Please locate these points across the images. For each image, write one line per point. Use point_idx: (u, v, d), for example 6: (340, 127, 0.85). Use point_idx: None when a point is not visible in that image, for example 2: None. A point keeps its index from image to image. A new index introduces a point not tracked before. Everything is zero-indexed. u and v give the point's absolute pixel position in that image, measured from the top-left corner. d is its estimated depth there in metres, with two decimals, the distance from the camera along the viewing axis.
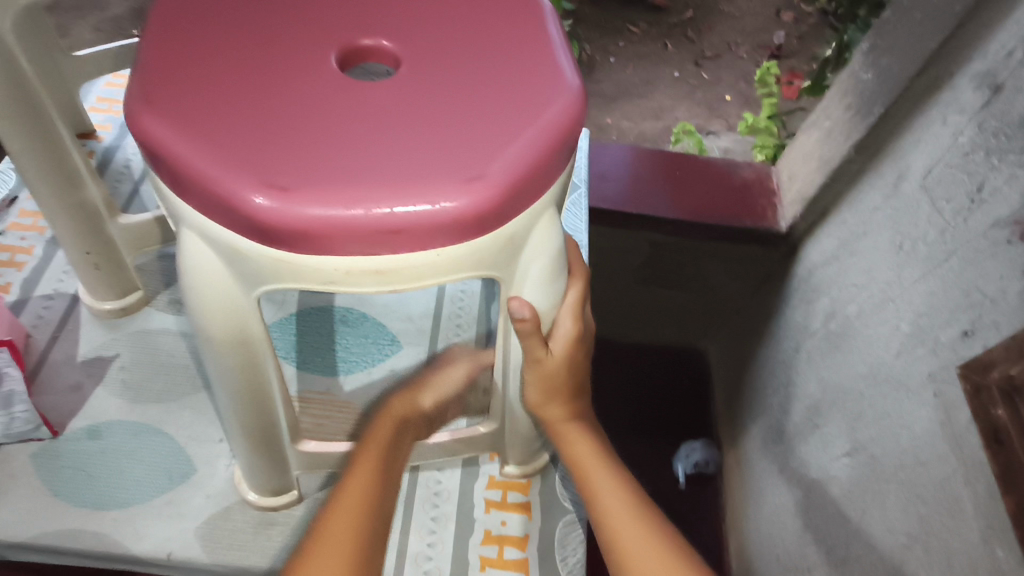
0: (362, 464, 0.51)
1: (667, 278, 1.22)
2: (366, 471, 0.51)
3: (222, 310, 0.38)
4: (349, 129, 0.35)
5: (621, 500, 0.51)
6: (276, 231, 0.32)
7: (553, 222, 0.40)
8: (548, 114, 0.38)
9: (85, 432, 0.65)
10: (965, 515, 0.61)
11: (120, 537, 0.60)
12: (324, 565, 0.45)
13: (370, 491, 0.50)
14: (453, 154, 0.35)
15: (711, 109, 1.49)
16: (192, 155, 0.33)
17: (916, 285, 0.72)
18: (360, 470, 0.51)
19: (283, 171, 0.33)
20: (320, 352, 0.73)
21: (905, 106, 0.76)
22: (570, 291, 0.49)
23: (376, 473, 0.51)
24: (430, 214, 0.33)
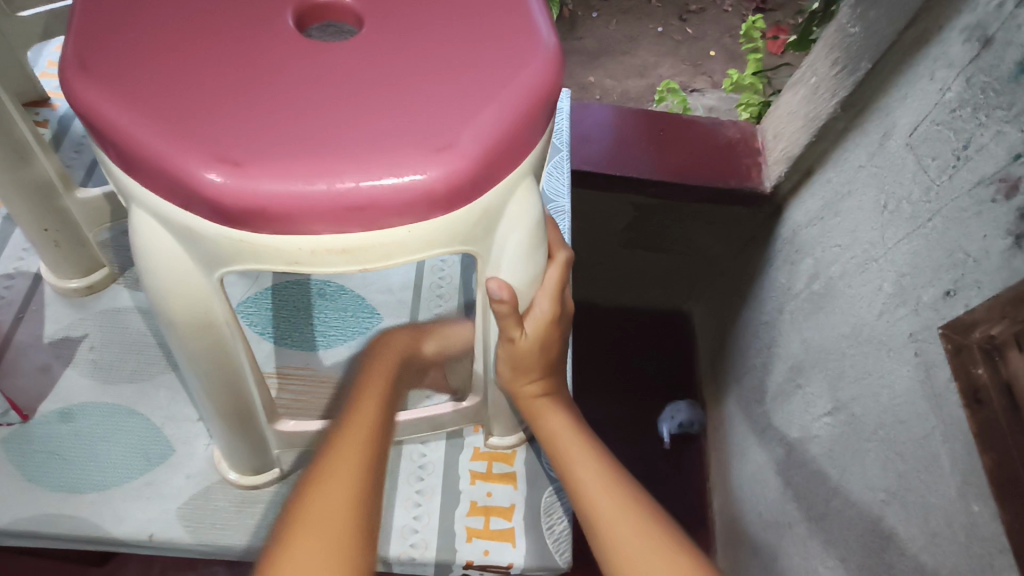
0: (356, 421, 0.51)
1: (651, 241, 1.21)
2: (359, 428, 0.50)
3: (183, 294, 0.36)
4: (308, 97, 0.33)
5: (597, 476, 0.50)
6: (231, 210, 0.30)
7: (531, 192, 0.38)
8: (522, 76, 0.35)
9: (57, 414, 0.64)
10: (943, 471, 0.62)
11: (99, 519, 0.59)
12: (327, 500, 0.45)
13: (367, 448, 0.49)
14: (422, 122, 0.32)
15: (695, 65, 1.45)
16: (135, 127, 0.31)
17: (900, 245, 0.71)
18: (355, 428, 0.50)
19: (234, 142, 0.30)
20: (298, 327, 0.71)
21: (893, 60, 0.74)
22: (550, 273, 0.48)
23: (372, 429, 0.50)
24: (398, 188, 0.31)
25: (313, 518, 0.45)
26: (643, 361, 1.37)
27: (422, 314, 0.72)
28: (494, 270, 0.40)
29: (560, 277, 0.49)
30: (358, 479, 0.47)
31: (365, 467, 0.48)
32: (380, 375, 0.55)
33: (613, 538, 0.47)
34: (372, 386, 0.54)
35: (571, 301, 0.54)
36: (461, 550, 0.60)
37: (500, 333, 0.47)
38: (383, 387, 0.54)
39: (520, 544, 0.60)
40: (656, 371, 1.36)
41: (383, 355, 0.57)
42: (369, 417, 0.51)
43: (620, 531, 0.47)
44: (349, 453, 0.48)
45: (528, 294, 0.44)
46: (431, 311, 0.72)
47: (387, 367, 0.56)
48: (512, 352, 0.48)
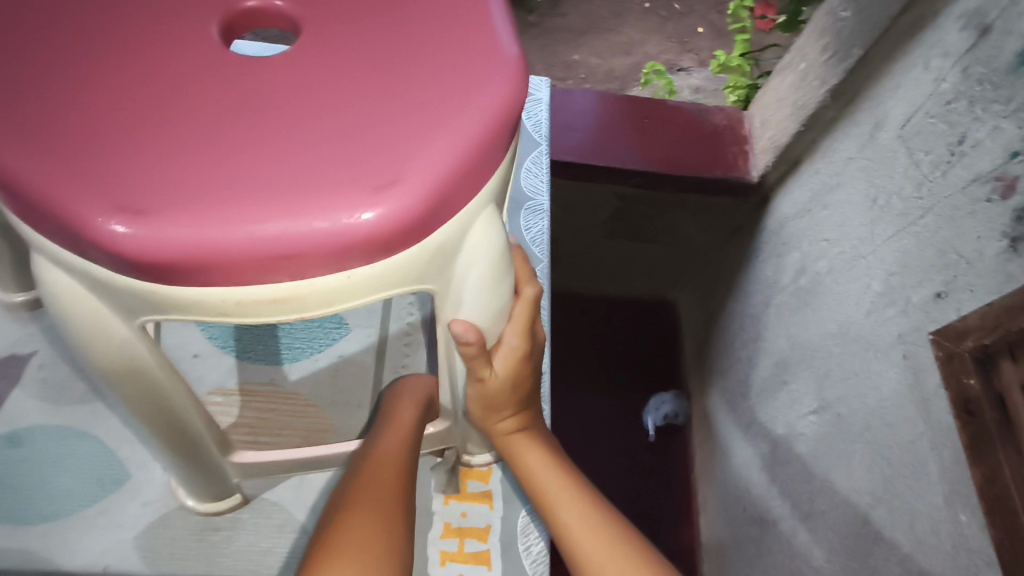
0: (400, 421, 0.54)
1: (635, 232, 1.18)
2: (397, 441, 0.51)
3: (101, 342, 0.32)
4: (231, 126, 0.29)
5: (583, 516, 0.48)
6: (142, 263, 0.27)
7: (490, 224, 0.35)
8: (477, 95, 0.32)
9: (4, 439, 0.60)
10: (930, 479, 0.60)
11: (48, 552, 0.55)
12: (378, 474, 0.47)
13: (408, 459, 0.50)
14: (361, 154, 0.29)
15: (682, 43, 1.40)
16: (27, 168, 0.27)
17: (890, 242, 0.68)
18: (392, 441, 0.51)
19: (142, 185, 0.27)
20: (261, 339, 0.67)
21: (886, 47, 0.70)
22: (518, 308, 0.46)
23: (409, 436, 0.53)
24: (333, 233, 0.28)
25: (365, 506, 0.44)
26: (629, 352, 1.34)
27: (392, 324, 0.69)
28: (452, 304, 0.37)
29: (529, 314, 0.47)
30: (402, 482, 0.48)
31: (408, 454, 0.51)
32: (410, 404, 0.57)
33: (585, 554, 0.46)
34: (407, 406, 0.57)
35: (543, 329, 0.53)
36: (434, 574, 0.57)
37: (469, 372, 0.45)
38: (414, 414, 0.56)
39: (496, 566, 0.58)
40: (641, 361, 1.33)
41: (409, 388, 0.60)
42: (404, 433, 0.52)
43: (593, 549, 0.46)
44: (387, 461, 0.49)
45: (495, 331, 0.43)
46: (403, 320, 0.69)
47: (416, 399, 0.58)
48: (481, 391, 0.47)
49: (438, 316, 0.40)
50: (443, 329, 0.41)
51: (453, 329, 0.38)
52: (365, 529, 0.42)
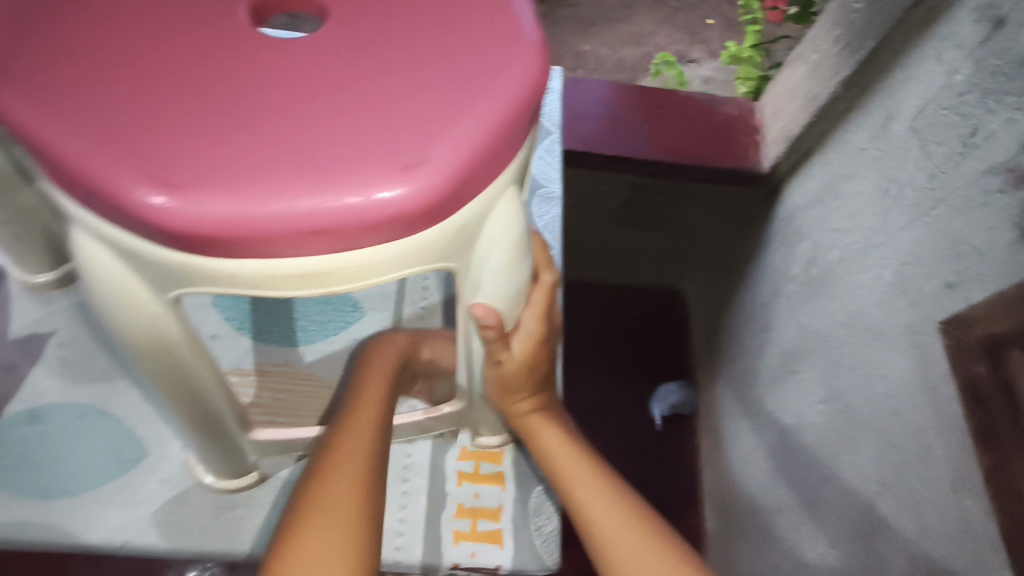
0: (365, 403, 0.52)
1: (646, 221, 1.18)
2: (361, 429, 0.49)
3: (132, 316, 0.33)
4: (263, 105, 0.29)
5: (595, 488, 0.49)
6: (176, 235, 0.27)
7: (513, 204, 0.35)
8: (503, 76, 0.32)
9: (26, 416, 0.61)
10: (937, 466, 0.60)
11: (69, 526, 0.56)
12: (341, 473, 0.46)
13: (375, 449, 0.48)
14: (390, 133, 0.29)
15: (693, 34, 1.39)
16: (65, 142, 0.28)
17: (901, 233, 0.68)
18: (356, 430, 0.49)
19: (178, 160, 0.28)
20: (278, 321, 0.68)
21: (899, 39, 0.70)
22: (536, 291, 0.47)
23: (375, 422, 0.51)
24: (363, 210, 0.28)
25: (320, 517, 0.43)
26: (637, 341, 1.35)
27: (406, 308, 0.70)
28: (473, 283, 0.38)
29: (546, 299, 0.48)
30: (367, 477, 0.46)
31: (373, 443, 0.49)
32: (377, 383, 0.55)
33: (596, 523, 0.48)
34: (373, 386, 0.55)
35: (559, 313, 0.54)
36: (447, 552, 0.58)
37: (487, 355, 0.46)
38: (380, 394, 0.54)
39: (508, 545, 0.59)
40: (648, 352, 1.34)
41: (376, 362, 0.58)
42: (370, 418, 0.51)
43: (603, 519, 0.48)
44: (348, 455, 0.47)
45: (513, 314, 0.44)
46: (417, 304, 0.70)
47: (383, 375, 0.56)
48: (499, 374, 0.48)
49: (460, 298, 0.41)
50: (463, 311, 0.41)
51: (474, 313, 0.39)
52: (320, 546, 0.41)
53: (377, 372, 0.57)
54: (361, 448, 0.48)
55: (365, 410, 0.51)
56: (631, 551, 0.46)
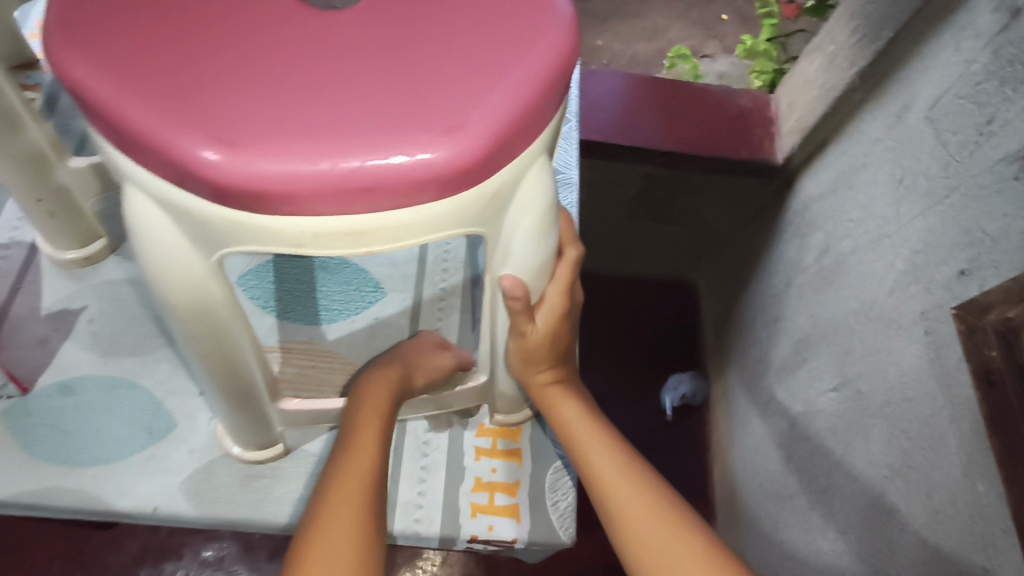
0: (363, 436, 0.51)
1: (659, 212, 1.19)
2: (349, 499, 0.46)
3: (180, 275, 0.35)
4: (311, 72, 0.31)
5: (610, 456, 0.51)
6: (230, 190, 0.29)
7: (543, 173, 0.37)
8: (536, 47, 0.34)
9: (57, 387, 0.63)
10: (948, 450, 0.61)
11: (102, 492, 0.58)
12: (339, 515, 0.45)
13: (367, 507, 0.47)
14: (430, 99, 0.31)
15: (706, 29, 1.40)
16: (129, 104, 0.30)
17: (914, 221, 0.69)
18: (344, 499, 0.46)
19: (235, 122, 0.29)
20: (301, 301, 0.69)
21: (916, 29, 0.71)
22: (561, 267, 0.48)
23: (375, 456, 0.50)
24: (405, 169, 0.30)
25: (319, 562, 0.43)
26: (648, 333, 1.35)
27: (426, 288, 0.72)
28: (502, 252, 0.39)
29: (570, 274, 0.49)
30: (362, 545, 0.45)
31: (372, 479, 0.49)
32: (372, 427, 0.52)
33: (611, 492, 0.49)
34: (369, 413, 0.53)
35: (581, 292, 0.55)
36: (465, 525, 0.60)
37: (511, 327, 0.48)
38: (375, 438, 0.51)
39: (525, 520, 0.60)
40: (659, 343, 1.34)
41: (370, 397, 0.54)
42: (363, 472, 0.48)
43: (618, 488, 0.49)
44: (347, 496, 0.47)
45: (538, 287, 0.45)
46: (437, 286, 0.72)
47: (376, 416, 0.53)
48: (522, 345, 0.49)
49: (488, 268, 0.42)
50: (489, 281, 0.43)
51: (502, 284, 0.41)
52: None
53: (370, 411, 0.53)
54: (352, 510, 0.46)
55: (357, 462, 0.49)
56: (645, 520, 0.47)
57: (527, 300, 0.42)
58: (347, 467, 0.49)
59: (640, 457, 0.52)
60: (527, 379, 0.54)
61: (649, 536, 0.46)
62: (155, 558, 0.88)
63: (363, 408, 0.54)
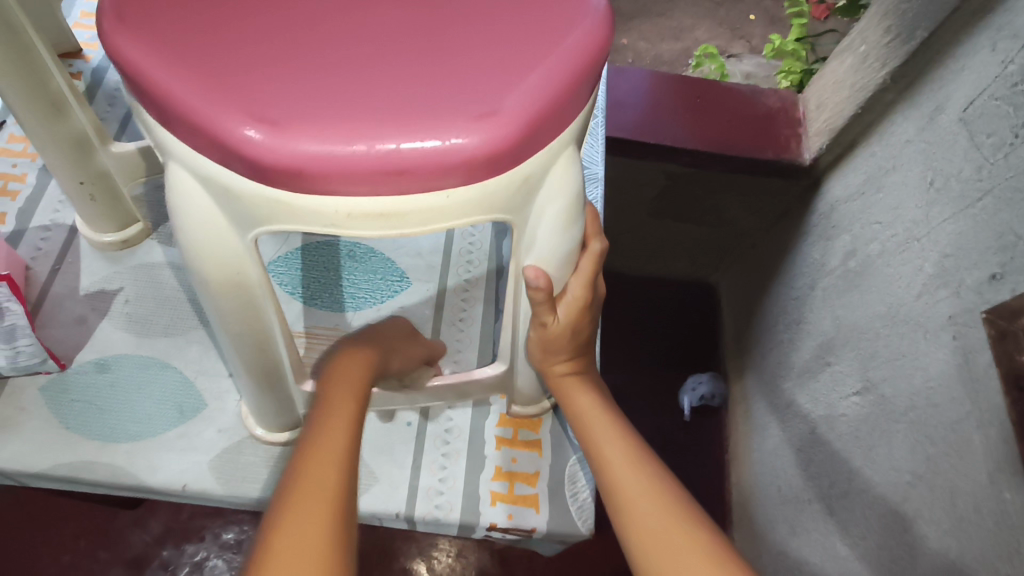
0: (333, 422, 0.48)
1: (682, 211, 1.18)
2: (316, 488, 0.44)
3: (215, 252, 0.36)
4: (352, 58, 0.32)
5: (621, 449, 0.51)
6: (268, 167, 0.30)
7: (572, 161, 0.37)
8: (571, 37, 0.34)
9: (93, 365, 0.65)
10: (975, 457, 0.60)
11: (134, 468, 0.60)
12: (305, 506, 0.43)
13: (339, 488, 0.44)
14: (465, 86, 0.32)
15: (734, 29, 1.39)
16: (175, 83, 0.31)
17: (945, 224, 0.68)
18: (310, 488, 0.44)
19: (277, 102, 0.30)
20: (328, 288, 0.71)
21: (952, 29, 0.70)
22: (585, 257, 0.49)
23: (345, 443, 0.47)
24: (439, 152, 0.30)
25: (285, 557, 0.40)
26: (668, 333, 1.35)
27: (450, 278, 0.72)
28: (528, 240, 0.40)
29: (593, 266, 0.49)
30: (330, 533, 0.42)
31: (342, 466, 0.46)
32: (343, 409, 0.49)
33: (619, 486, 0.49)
34: (338, 398, 0.50)
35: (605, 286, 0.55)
36: (485, 513, 0.61)
37: (533, 316, 0.48)
38: (346, 423, 0.48)
39: (543, 510, 0.61)
40: (678, 344, 1.33)
41: (340, 380, 0.51)
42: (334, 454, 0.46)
43: (625, 485, 0.49)
44: (313, 485, 0.44)
45: (562, 278, 0.45)
46: (460, 277, 0.73)
47: (349, 403, 0.50)
48: (544, 335, 0.50)
49: (513, 256, 0.43)
50: (515, 270, 0.44)
51: (526, 275, 0.41)
52: None
53: (344, 392, 0.51)
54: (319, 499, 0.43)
55: (325, 447, 0.46)
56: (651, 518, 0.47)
57: (550, 290, 0.42)
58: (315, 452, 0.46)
59: (648, 451, 0.52)
60: (547, 370, 0.55)
61: (650, 527, 0.46)
62: (177, 539, 0.90)
63: (334, 387, 0.51)
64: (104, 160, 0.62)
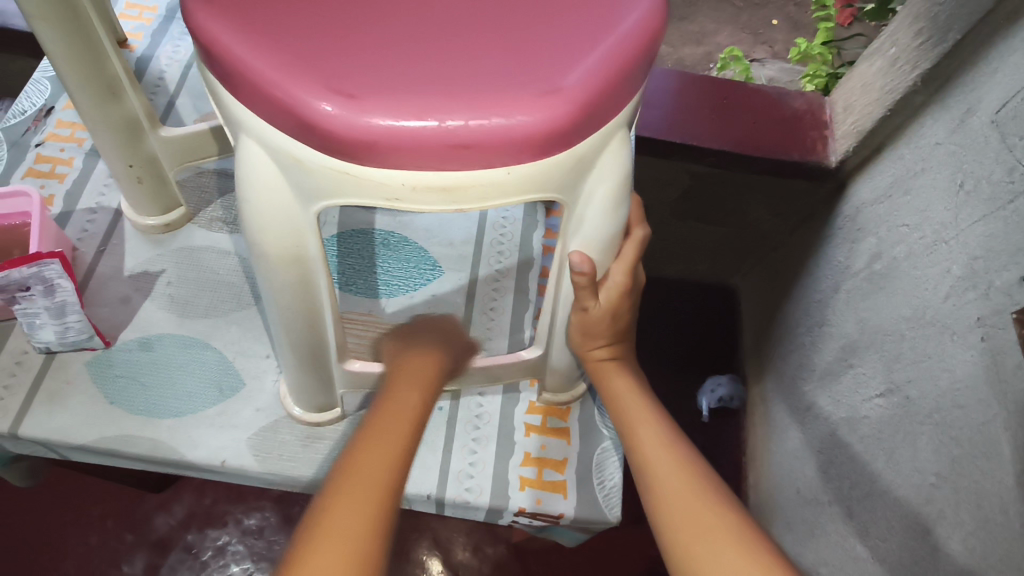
0: (396, 404, 0.51)
1: (705, 213, 1.17)
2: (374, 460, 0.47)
3: (279, 225, 0.37)
4: (419, 37, 0.34)
5: (655, 430, 0.53)
6: (342, 139, 0.32)
7: (623, 144, 0.38)
8: (628, 21, 0.36)
9: (137, 343, 0.67)
10: (1002, 458, 0.60)
11: (175, 443, 0.62)
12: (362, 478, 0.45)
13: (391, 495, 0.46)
14: (527, 68, 0.33)
15: (756, 34, 1.39)
16: (255, 59, 0.33)
17: (975, 226, 0.68)
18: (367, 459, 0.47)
19: (352, 78, 0.32)
20: (362, 275, 0.72)
21: (985, 31, 0.70)
22: (627, 245, 0.50)
23: (410, 424, 0.50)
24: (504, 128, 0.32)
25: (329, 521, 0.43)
26: (687, 333, 1.34)
27: (482, 268, 0.74)
28: (576, 223, 0.41)
29: (634, 253, 0.51)
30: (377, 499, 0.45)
31: (403, 443, 0.49)
32: (409, 398, 0.52)
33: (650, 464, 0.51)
34: (407, 384, 0.53)
35: (642, 274, 0.56)
36: (514, 497, 0.62)
37: (574, 301, 0.50)
38: (414, 408, 0.51)
39: (571, 496, 0.62)
40: (698, 345, 1.33)
41: (410, 368, 0.55)
42: (395, 437, 0.49)
43: (656, 463, 0.50)
44: (371, 458, 0.47)
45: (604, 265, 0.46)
46: (492, 267, 0.74)
47: (418, 390, 0.53)
48: (584, 319, 0.51)
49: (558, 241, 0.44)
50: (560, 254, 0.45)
51: (570, 259, 0.42)
52: (330, 548, 0.42)
53: (411, 380, 0.54)
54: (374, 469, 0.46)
55: (388, 425, 0.49)
56: (681, 491, 0.48)
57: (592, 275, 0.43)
58: (376, 427, 0.49)
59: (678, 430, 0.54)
60: (585, 354, 0.56)
61: (673, 506, 0.47)
62: (200, 523, 0.92)
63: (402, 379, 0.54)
64: (148, 143, 0.64)
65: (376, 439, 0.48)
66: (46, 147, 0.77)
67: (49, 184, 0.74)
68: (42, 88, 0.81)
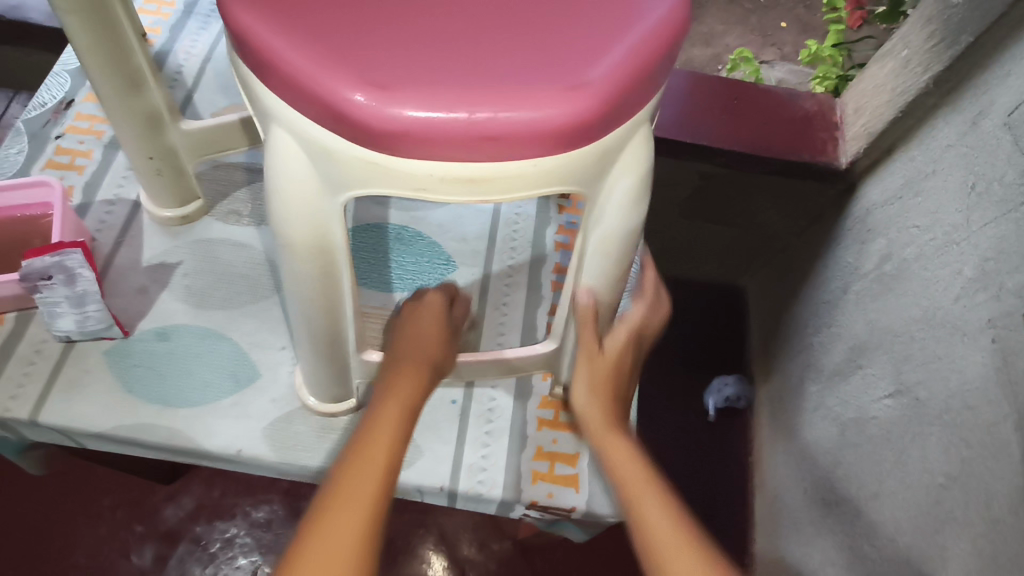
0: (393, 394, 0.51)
1: (714, 213, 1.18)
2: (372, 453, 0.47)
3: (306, 215, 0.38)
4: (448, 31, 0.35)
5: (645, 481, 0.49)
6: (374, 129, 0.33)
7: (645, 139, 0.39)
8: (652, 16, 0.36)
9: (154, 333, 0.67)
10: (1011, 458, 0.61)
11: (191, 433, 0.63)
12: (360, 472, 0.45)
13: (385, 479, 0.46)
14: (554, 62, 0.34)
15: (765, 36, 1.39)
16: (289, 51, 0.34)
17: (986, 228, 0.69)
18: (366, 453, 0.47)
19: (384, 70, 0.33)
20: (376, 268, 0.73)
21: (998, 34, 0.70)
22: (634, 309, 0.58)
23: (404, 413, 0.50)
24: (531, 121, 0.33)
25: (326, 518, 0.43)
26: (695, 333, 1.34)
27: (495, 264, 0.74)
28: (597, 217, 0.41)
29: (641, 317, 0.58)
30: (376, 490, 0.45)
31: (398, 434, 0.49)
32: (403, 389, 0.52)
33: (646, 522, 0.46)
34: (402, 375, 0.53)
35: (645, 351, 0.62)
36: (526, 490, 0.62)
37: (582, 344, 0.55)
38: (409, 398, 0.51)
39: (583, 489, 0.63)
40: (707, 345, 1.32)
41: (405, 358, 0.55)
42: (391, 427, 0.49)
43: (650, 517, 0.46)
44: (368, 453, 0.47)
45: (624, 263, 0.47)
46: (505, 263, 0.74)
47: (412, 380, 0.53)
48: (591, 363, 0.55)
49: (578, 235, 0.45)
50: (579, 249, 0.45)
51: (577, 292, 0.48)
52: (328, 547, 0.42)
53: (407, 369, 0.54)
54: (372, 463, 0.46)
55: (384, 416, 0.49)
56: (678, 550, 0.44)
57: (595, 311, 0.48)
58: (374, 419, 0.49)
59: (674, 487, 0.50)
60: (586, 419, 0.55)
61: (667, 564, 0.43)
62: (209, 515, 0.93)
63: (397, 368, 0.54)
64: (168, 136, 0.64)
65: (373, 431, 0.48)
66: (65, 140, 0.77)
67: (68, 176, 0.75)
68: (61, 81, 0.82)
